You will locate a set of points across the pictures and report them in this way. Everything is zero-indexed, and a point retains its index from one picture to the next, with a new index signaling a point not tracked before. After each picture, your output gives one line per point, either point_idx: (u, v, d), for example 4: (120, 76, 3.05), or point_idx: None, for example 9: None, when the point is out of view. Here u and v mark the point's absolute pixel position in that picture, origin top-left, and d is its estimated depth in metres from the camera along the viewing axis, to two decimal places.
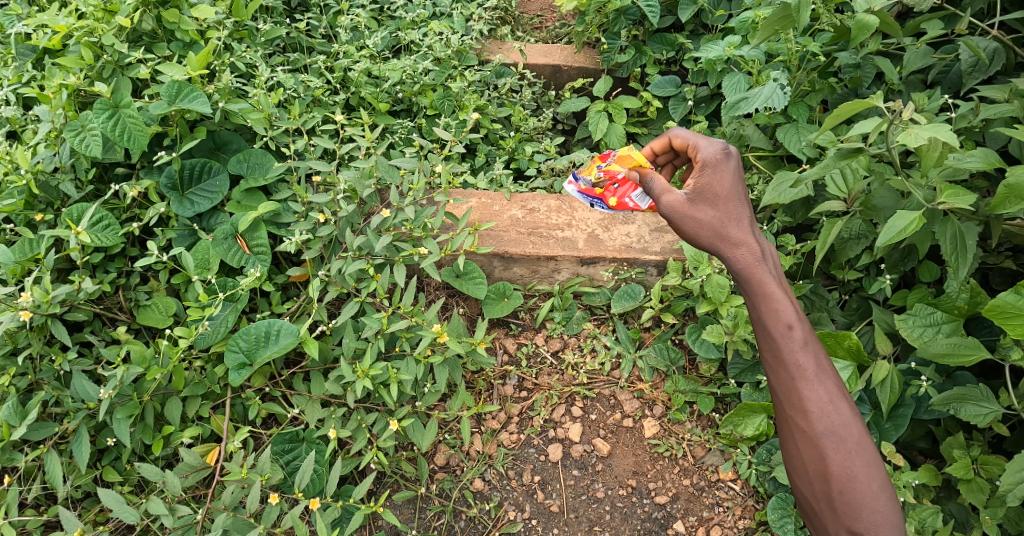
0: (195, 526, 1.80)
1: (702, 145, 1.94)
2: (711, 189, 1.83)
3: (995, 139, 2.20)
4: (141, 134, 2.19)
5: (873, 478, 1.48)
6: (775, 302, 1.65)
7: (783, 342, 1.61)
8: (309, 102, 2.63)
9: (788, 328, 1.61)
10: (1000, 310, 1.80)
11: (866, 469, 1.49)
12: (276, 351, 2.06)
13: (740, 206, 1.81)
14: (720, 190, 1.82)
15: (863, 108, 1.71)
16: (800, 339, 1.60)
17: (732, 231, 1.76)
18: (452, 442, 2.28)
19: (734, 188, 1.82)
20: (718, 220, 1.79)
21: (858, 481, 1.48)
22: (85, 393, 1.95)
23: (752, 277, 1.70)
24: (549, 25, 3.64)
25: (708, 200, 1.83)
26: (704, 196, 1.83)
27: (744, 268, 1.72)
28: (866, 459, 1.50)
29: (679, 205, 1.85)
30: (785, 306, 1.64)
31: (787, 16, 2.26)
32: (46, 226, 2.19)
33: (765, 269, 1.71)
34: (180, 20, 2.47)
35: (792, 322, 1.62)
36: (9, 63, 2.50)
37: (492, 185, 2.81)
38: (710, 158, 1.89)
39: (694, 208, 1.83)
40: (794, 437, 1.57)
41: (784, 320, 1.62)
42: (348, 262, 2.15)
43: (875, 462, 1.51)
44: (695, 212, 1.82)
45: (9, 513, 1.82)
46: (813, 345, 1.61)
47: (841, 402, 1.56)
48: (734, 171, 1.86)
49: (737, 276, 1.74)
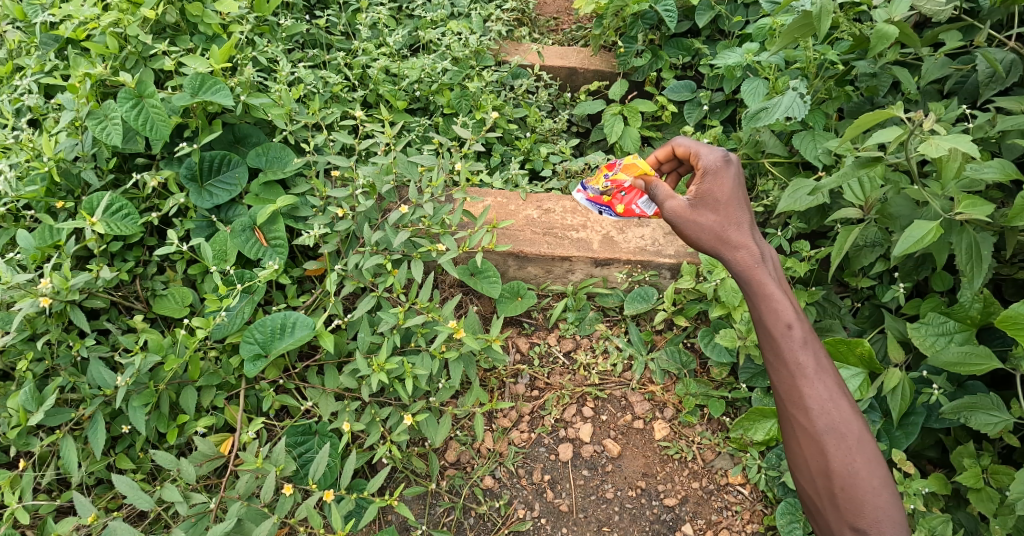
0: (209, 515, 1.80)
1: (703, 152, 1.95)
2: (712, 193, 1.84)
3: (1011, 150, 2.19)
4: (164, 125, 2.21)
5: (874, 475, 1.49)
6: (775, 303, 1.65)
7: (783, 342, 1.61)
8: (328, 98, 2.65)
9: (787, 328, 1.62)
10: (1013, 321, 1.81)
11: (867, 466, 1.49)
12: (291, 343, 2.07)
13: (741, 209, 1.82)
14: (721, 195, 1.83)
15: (883, 117, 1.72)
16: (800, 338, 1.60)
17: (732, 234, 1.77)
18: (464, 439, 2.30)
19: (734, 193, 1.83)
20: (719, 223, 1.80)
21: (858, 478, 1.48)
22: (101, 380, 1.98)
23: (752, 278, 1.71)
24: (565, 28, 3.66)
25: (709, 205, 1.83)
26: (706, 200, 1.84)
27: (744, 270, 1.72)
28: (867, 456, 1.51)
29: (682, 210, 1.86)
30: (785, 306, 1.65)
31: (807, 24, 2.28)
32: (66, 213, 2.19)
33: (765, 270, 1.71)
34: (204, 13, 2.49)
35: (791, 322, 1.62)
36: (32, 52, 2.52)
37: (507, 185, 2.82)
38: (711, 165, 1.89)
39: (695, 213, 1.83)
40: (795, 435, 1.58)
41: (784, 319, 1.63)
42: (365, 257, 2.17)
43: (876, 459, 1.52)
44: (697, 217, 1.83)
45: (23, 498, 1.84)
46: (813, 344, 1.62)
47: (841, 400, 1.56)
48: (734, 177, 1.87)
49: (738, 278, 1.74)
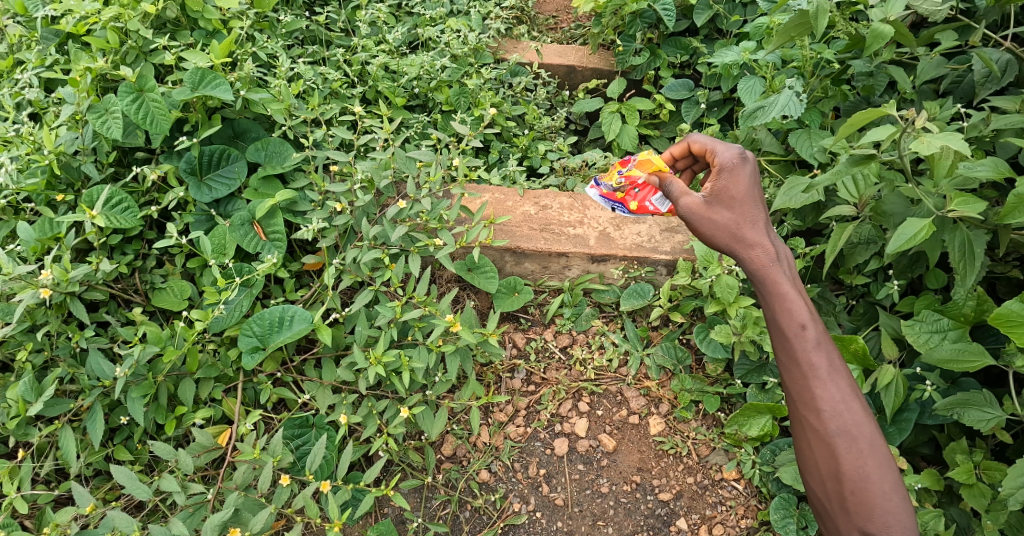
0: (206, 505, 1.82)
1: (719, 150, 1.97)
2: (727, 192, 1.87)
3: (1005, 149, 2.22)
4: (164, 119, 2.21)
5: (885, 478, 1.49)
6: (789, 303, 1.67)
7: (796, 342, 1.63)
8: (327, 94, 2.66)
9: (801, 328, 1.63)
10: (1006, 318, 1.83)
11: (878, 469, 1.50)
12: (290, 336, 2.10)
13: (756, 209, 1.84)
14: (736, 194, 1.86)
15: (876, 116, 1.74)
16: (813, 339, 1.62)
17: (747, 233, 1.79)
18: (460, 433, 2.32)
19: (750, 193, 1.86)
20: (734, 223, 1.82)
21: (869, 481, 1.49)
22: (100, 372, 2.01)
23: (766, 278, 1.73)
24: (564, 26, 3.67)
25: (724, 204, 1.86)
26: (721, 199, 1.86)
27: (758, 269, 1.74)
28: (878, 459, 1.51)
29: (697, 208, 1.89)
30: (799, 306, 1.66)
31: (803, 24, 2.30)
32: (66, 206, 2.21)
33: (779, 270, 1.73)
34: (203, 8, 2.50)
35: (805, 322, 1.64)
36: (32, 47, 2.53)
37: (505, 182, 2.83)
38: (726, 163, 1.92)
39: (710, 211, 1.86)
40: (807, 436, 1.60)
41: (797, 320, 1.64)
42: (364, 251, 2.19)
43: (888, 462, 1.52)
44: (713, 215, 1.86)
45: (22, 487, 1.86)
46: (827, 345, 1.63)
47: (853, 402, 1.57)
48: (750, 177, 1.89)
49: (752, 277, 1.76)
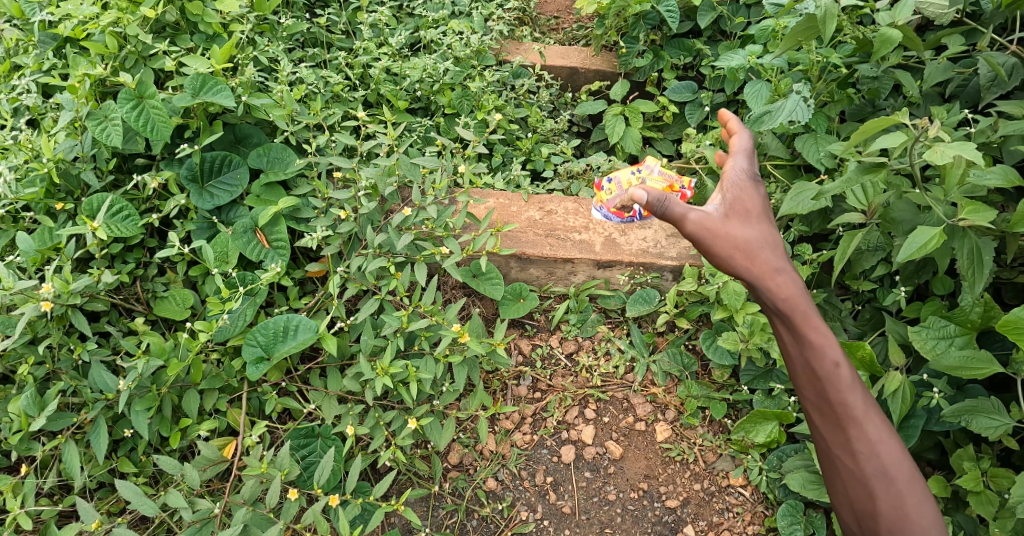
0: (213, 520, 1.79)
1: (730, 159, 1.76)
2: (740, 204, 1.63)
3: (1012, 155, 2.19)
4: (164, 126, 2.17)
5: (931, 521, 1.33)
6: (822, 340, 1.44)
7: (829, 380, 1.42)
8: (329, 98, 2.63)
9: (834, 365, 1.43)
10: (1014, 326, 1.82)
11: (924, 513, 1.34)
12: (294, 346, 2.09)
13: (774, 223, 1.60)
14: (751, 205, 1.63)
15: (888, 124, 1.74)
16: (848, 377, 1.42)
17: (765, 253, 1.53)
18: (466, 441, 2.30)
19: (764, 204, 1.64)
20: (752, 238, 1.56)
21: (916, 525, 1.32)
22: (103, 384, 1.98)
23: (795, 306, 1.47)
24: (566, 27, 3.64)
25: (741, 215, 1.61)
26: (734, 212, 1.62)
27: (783, 296, 1.48)
28: (923, 503, 1.35)
29: (710, 222, 1.61)
30: (832, 343, 1.45)
31: (809, 28, 2.28)
32: (65, 214, 2.17)
33: (806, 298, 1.48)
34: (204, 12, 2.46)
35: (837, 359, 1.44)
36: (30, 51, 2.48)
37: (509, 186, 2.81)
38: (736, 174, 1.70)
39: (728, 225, 1.60)
40: (841, 480, 1.42)
41: (830, 357, 1.43)
42: (369, 259, 2.16)
43: (930, 503, 1.36)
44: (731, 229, 1.59)
45: (26, 504, 1.85)
46: (860, 383, 1.44)
47: (892, 443, 1.39)
48: (762, 187, 1.68)
49: (773, 307, 1.50)
